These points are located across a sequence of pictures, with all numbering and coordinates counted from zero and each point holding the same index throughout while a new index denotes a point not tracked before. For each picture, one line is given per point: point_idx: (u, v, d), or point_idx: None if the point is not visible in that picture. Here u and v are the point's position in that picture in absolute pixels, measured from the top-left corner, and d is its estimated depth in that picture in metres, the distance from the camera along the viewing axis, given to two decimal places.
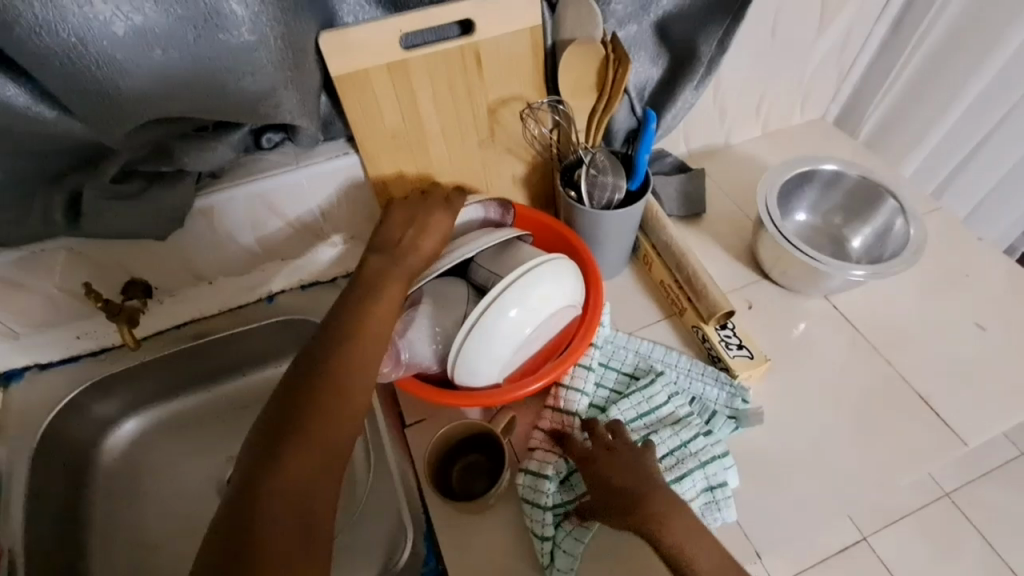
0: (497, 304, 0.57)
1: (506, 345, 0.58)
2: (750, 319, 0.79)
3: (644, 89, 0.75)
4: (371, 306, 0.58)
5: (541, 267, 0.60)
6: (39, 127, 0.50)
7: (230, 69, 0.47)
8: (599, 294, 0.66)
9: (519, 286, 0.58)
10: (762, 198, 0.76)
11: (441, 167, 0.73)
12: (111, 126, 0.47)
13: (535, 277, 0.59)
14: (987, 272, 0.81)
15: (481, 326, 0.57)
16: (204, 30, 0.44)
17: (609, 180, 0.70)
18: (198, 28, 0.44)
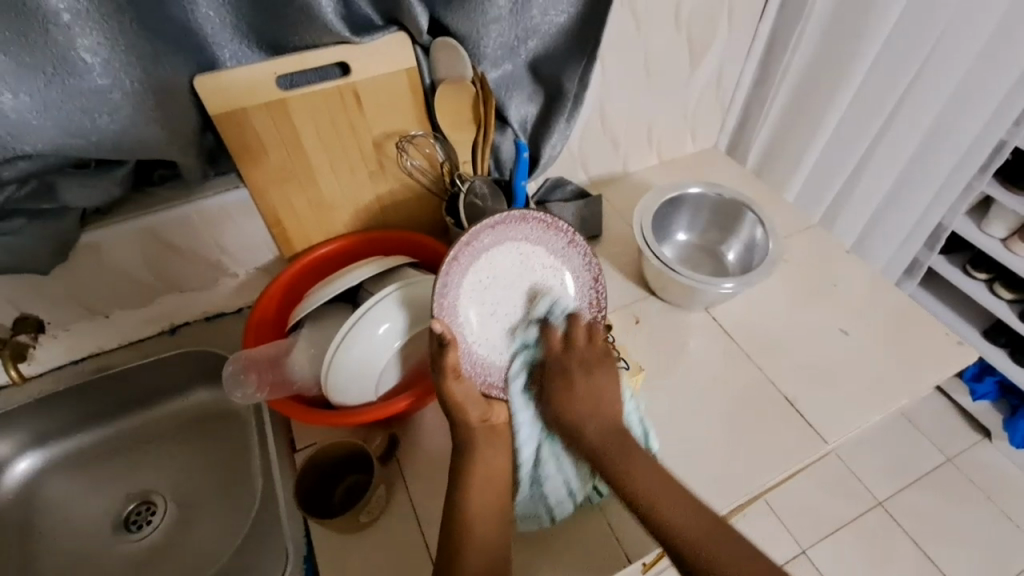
0: (363, 322, 0.63)
1: (377, 357, 0.64)
2: (637, 333, 0.83)
3: (525, 123, 0.80)
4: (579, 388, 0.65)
5: (411, 286, 0.67)
6: None
7: (85, 110, 0.55)
8: None
9: (383, 303, 0.64)
10: (638, 224, 0.82)
11: (333, 198, 0.77)
12: None
13: (402, 294, 0.65)
14: (852, 283, 0.89)
15: (348, 342, 0.62)
16: (54, 76, 0.52)
17: (490, 207, 0.77)
18: (47, 75, 0.52)
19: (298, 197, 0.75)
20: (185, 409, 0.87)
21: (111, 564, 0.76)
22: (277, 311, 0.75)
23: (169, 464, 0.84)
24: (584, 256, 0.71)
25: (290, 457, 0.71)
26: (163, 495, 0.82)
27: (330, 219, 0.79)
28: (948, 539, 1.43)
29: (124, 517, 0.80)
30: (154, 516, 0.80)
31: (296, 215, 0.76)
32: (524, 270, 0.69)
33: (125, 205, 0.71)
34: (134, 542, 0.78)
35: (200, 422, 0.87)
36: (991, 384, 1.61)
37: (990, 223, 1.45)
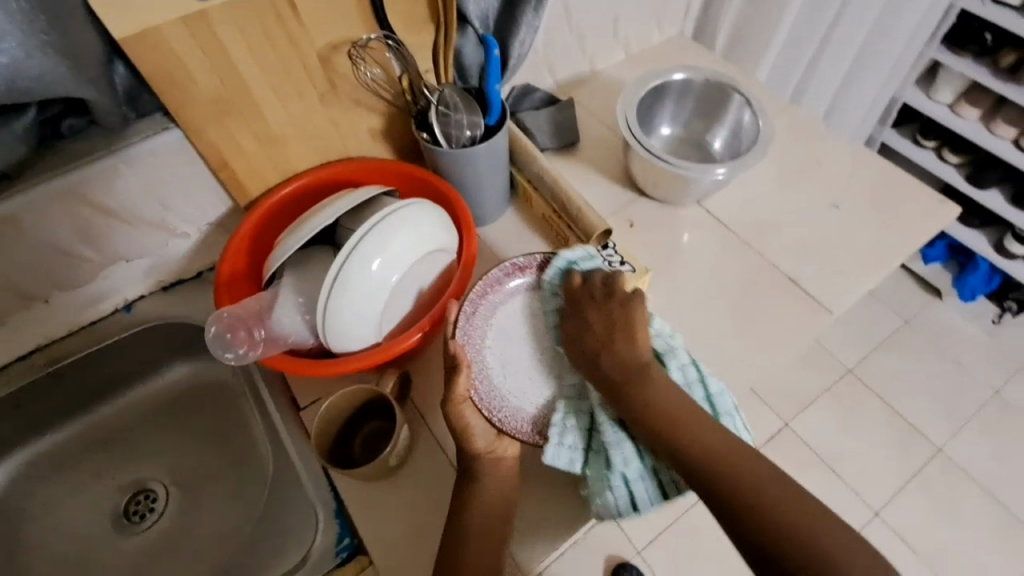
0: (357, 256, 0.56)
1: (375, 299, 0.58)
2: (632, 236, 0.80)
3: (486, 18, 0.71)
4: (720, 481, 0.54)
5: (402, 210, 0.59)
6: None
7: None
8: (469, 216, 0.67)
9: (375, 234, 0.57)
10: (623, 117, 0.76)
11: (283, 129, 0.67)
12: None
13: (393, 224, 0.58)
14: (836, 156, 0.88)
15: (343, 277, 0.56)
16: None
17: (464, 117, 0.68)
18: None
19: (243, 131, 0.65)
20: (163, 389, 0.81)
21: (121, 557, 0.72)
22: (247, 265, 0.67)
23: (162, 449, 0.78)
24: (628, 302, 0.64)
25: (297, 417, 0.66)
26: (160, 479, 0.76)
27: (284, 154, 0.69)
28: (913, 393, 1.56)
29: (124, 509, 0.75)
30: (156, 503, 0.75)
31: (244, 153, 0.66)
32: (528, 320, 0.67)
33: (36, 166, 0.60)
34: (141, 533, 0.73)
35: (185, 400, 0.80)
36: (941, 248, 1.72)
37: (938, 90, 1.49)
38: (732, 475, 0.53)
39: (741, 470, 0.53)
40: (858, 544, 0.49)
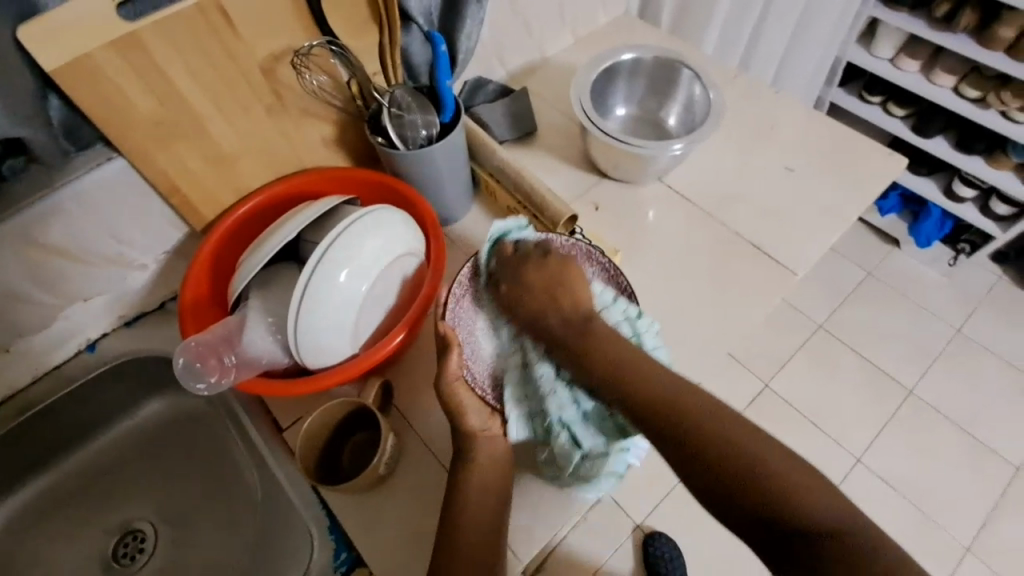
0: (323, 270, 0.55)
1: (347, 311, 0.57)
2: (598, 219, 0.81)
3: (430, 14, 0.70)
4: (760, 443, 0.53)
5: (366, 218, 0.58)
6: None
7: None
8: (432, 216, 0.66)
9: (339, 246, 0.56)
10: (577, 102, 0.76)
11: (233, 146, 0.65)
12: None
13: (357, 233, 0.57)
14: (786, 121, 0.90)
15: (311, 293, 0.55)
16: None
17: (418, 117, 0.67)
18: None
19: (191, 152, 0.63)
20: (138, 426, 0.78)
21: None
22: (211, 290, 0.66)
23: (146, 487, 0.76)
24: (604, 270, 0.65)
25: (280, 439, 0.65)
26: (147, 518, 0.75)
27: (237, 173, 0.67)
28: (881, 341, 1.62)
29: (113, 553, 0.73)
30: (146, 543, 0.73)
31: (194, 175, 0.64)
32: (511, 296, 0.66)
33: None
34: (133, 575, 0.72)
35: (163, 434, 0.78)
36: (895, 199, 1.79)
37: (878, 44, 1.54)
38: (696, 435, 0.54)
39: (711, 444, 0.53)
40: (824, 487, 0.51)
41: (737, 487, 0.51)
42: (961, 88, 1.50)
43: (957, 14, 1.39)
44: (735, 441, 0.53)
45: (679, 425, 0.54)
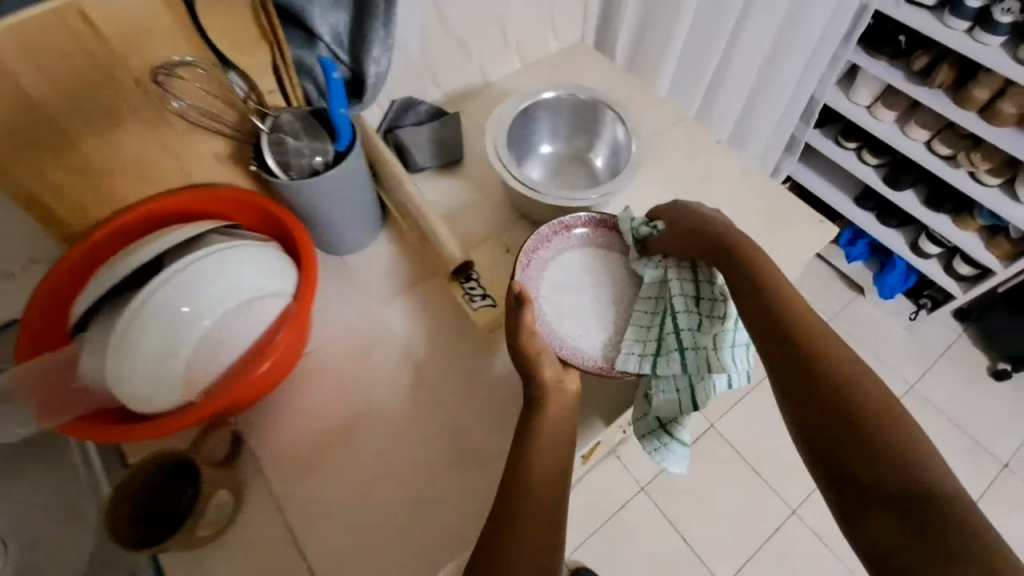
0: (148, 305, 0.52)
1: (177, 350, 0.53)
2: (510, 262, 0.78)
3: (339, 36, 0.66)
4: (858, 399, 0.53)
5: (212, 253, 0.55)
6: None
7: None
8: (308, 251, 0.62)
9: (171, 280, 0.53)
10: (491, 141, 0.72)
11: (105, 162, 0.61)
12: None
13: (195, 265, 0.54)
14: (723, 174, 0.87)
15: (130, 330, 0.51)
16: None
17: (304, 144, 0.63)
18: None
19: (55, 165, 0.58)
20: None
21: None
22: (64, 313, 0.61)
23: None
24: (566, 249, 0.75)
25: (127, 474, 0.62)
26: None
27: (112, 188, 0.63)
28: None
29: None
30: None
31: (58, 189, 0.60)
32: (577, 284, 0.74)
33: None
34: None
35: None
36: (863, 246, 1.76)
37: (858, 91, 1.48)
38: (889, 406, 0.53)
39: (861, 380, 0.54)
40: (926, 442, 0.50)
41: (844, 409, 0.53)
42: (933, 143, 1.44)
43: (934, 69, 1.32)
44: (862, 400, 0.53)
45: (827, 358, 0.56)
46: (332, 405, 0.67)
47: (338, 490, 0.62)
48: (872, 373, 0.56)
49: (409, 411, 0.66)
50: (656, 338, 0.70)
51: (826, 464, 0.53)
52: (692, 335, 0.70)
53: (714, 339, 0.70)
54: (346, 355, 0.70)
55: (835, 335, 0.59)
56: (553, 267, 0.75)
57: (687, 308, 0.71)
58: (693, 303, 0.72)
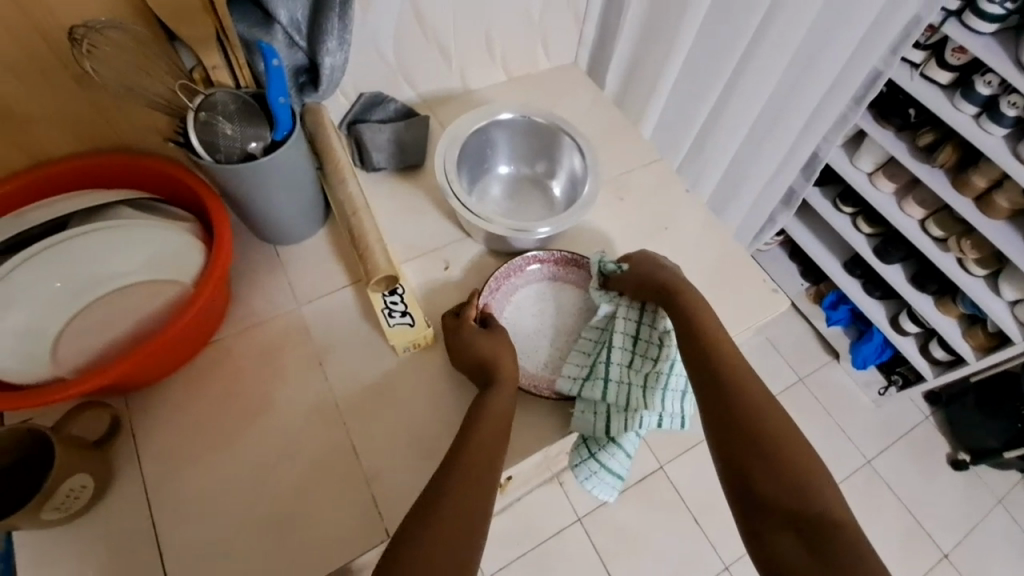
0: (23, 266, 0.54)
1: (40, 319, 0.56)
2: (446, 280, 0.75)
3: (297, 22, 0.63)
4: (777, 442, 0.52)
5: (87, 236, 0.57)
6: None
7: None
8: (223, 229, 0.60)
9: (49, 256, 0.55)
10: (441, 155, 0.70)
11: (29, 114, 0.59)
12: None
13: (72, 243, 0.56)
14: (686, 224, 0.84)
15: (9, 279, 0.54)
16: None
17: (243, 130, 0.60)
18: None
19: None
20: None
21: None
22: None
23: None
24: (537, 272, 0.74)
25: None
26: None
27: (35, 139, 0.61)
28: None
29: None
30: None
31: None
32: (543, 309, 0.74)
33: None
34: None
35: None
36: (844, 312, 1.72)
37: (860, 157, 1.44)
38: (797, 444, 0.52)
39: (776, 423, 0.54)
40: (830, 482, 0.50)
41: (765, 447, 0.52)
42: (927, 224, 1.40)
43: (937, 148, 1.28)
44: (772, 442, 0.52)
45: (759, 409, 0.54)
46: (228, 402, 0.63)
47: (230, 496, 0.59)
48: (787, 413, 0.55)
49: (308, 420, 0.63)
50: (590, 364, 0.68)
51: (752, 522, 0.50)
52: (623, 368, 0.67)
53: (648, 372, 0.66)
54: (255, 350, 0.67)
55: (752, 370, 0.58)
56: (524, 294, 0.74)
57: (629, 338, 0.68)
58: (632, 333, 0.68)
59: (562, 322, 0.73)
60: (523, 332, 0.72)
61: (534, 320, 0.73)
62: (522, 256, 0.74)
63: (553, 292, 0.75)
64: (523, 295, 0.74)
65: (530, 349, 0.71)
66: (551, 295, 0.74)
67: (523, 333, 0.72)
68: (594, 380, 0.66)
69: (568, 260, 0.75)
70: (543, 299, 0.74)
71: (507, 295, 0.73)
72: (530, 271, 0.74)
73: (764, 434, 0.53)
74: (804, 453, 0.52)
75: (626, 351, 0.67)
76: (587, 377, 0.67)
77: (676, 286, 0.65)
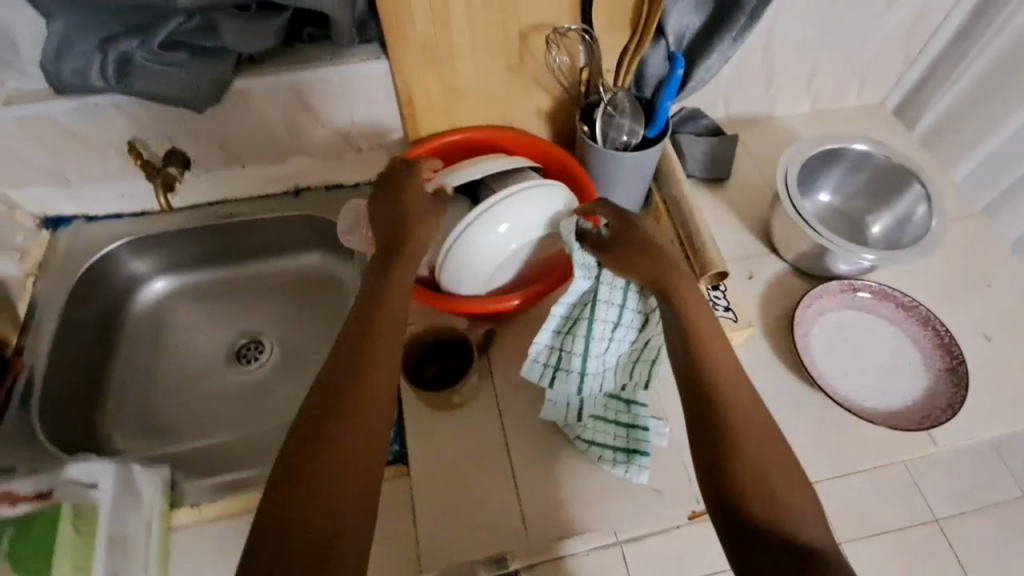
0: (490, 213, 0.62)
1: (494, 255, 0.64)
2: (748, 288, 0.79)
3: (682, 36, 0.73)
4: (735, 459, 0.49)
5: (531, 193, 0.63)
6: None
7: None
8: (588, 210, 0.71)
9: (512, 202, 0.63)
10: (782, 171, 0.74)
11: (467, 87, 0.74)
12: None
13: (524, 196, 0.63)
14: (1010, 286, 0.78)
15: (473, 231, 0.62)
16: None
17: (626, 123, 0.71)
18: None
19: (436, 78, 0.73)
20: (295, 270, 0.94)
21: (220, 384, 0.86)
22: None
23: (273, 312, 0.92)
24: (856, 303, 0.75)
25: None
26: (270, 339, 0.90)
27: (458, 107, 0.77)
28: None
29: (236, 350, 0.89)
30: (260, 355, 0.89)
31: (429, 97, 0.75)
32: (860, 338, 0.74)
33: (274, 58, 0.72)
34: (240, 372, 0.87)
35: (310, 284, 0.93)
36: None
37: None
38: (759, 466, 0.49)
39: (770, 452, 0.50)
40: (771, 505, 0.47)
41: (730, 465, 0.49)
42: None
43: None
44: (766, 469, 0.49)
45: (745, 425, 0.51)
46: None
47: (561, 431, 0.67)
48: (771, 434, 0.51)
49: None
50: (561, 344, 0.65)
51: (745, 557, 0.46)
52: (610, 352, 0.65)
53: (635, 363, 0.64)
54: None
55: (720, 381, 0.54)
56: (835, 317, 0.75)
57: (623, 322, 0.63)
58: (638, 324, 0.64)
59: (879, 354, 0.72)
60: (840, 357, 0.72)
61: (849, 346, 0.73)
62: (836, 281, 0.76)
63: (871, 324, 0.74)
64: (837, 319, 0.75)
65: (843, 375, 0.71)
66: (867, 326, 0.74)
67: (835, 356, 0.72)
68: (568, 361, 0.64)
69: (892, 296, 0.75)
70: (857, 326, 0.74)
71: (820, 317, 0.75)
72: (848, 297, 0.75)
73: (742, 458, 0.49)
74: (796, 488, 0.48)
75: (585, 331, 0.63)
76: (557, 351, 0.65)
77: (670, 277, 0.59)
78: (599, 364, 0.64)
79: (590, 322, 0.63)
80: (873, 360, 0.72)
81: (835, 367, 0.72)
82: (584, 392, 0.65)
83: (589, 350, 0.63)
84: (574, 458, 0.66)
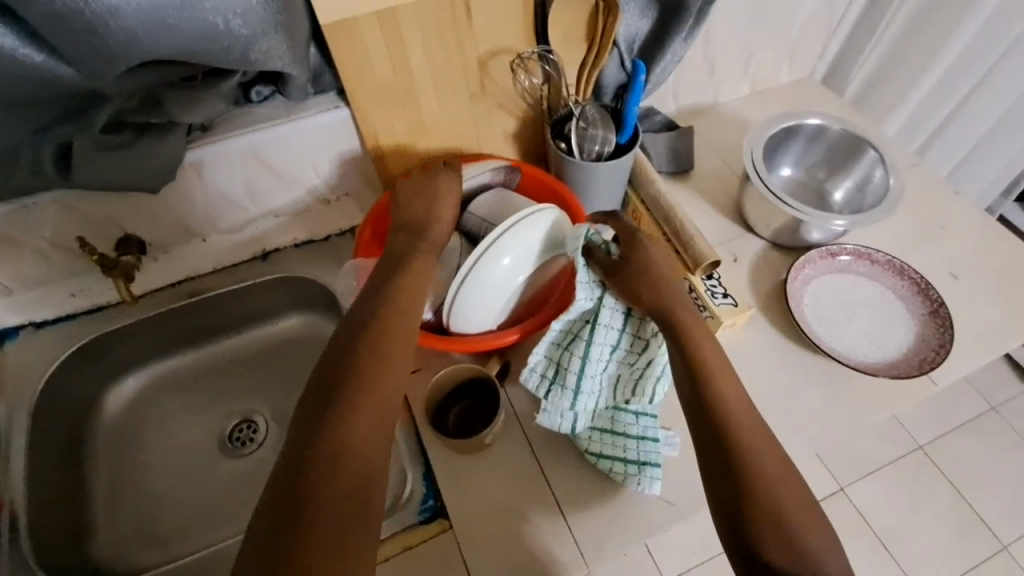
0: (490, 254, 0.61)
1: (502, 289, 0.63)
2: (736, 270, 0.81)
3: (633, 42, 0.75)
4: (737, 485, 0.49)
5: (524, 221, 0.62)
6: (38, 77, 0.51)
7: (217, 33, 0.51)
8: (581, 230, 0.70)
9: (507, 237, 0.61)
10: (747, 152, 0.78)
11: (433, 122, 0.73)
12: (111, 67, 0.50)
13: (521, 227, 0.62)
14: (961, 224, 0.85)
15: (475, 275, 0.61)
16: None
17: (599, 133, 0.72)
18: None
19: (400, 118, 0.71)
20: (277, 335, 0.89)
21: (220, 473, 0.80)
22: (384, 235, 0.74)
23: (261, 386, 0.87)
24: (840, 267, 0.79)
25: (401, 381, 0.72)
26: (263, 415, 0.85)
27: (427, 142, 0.75)
28: None
29: (229, 433, 0.83)
30: (256, 434, 0.83)
31: (396, 137, 0.73)
32: (850, 297, 0.78)
33: (225, 123, 0.68)
34: (238, 457, 0.81)
35: (295, 347, 0.88)
36: None
37: None
38: (765, 489, 0.48)
39: (776, 475, 0.49)
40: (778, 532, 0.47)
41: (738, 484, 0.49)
42: None
43: None
44: (772, 487, 0.49)
45: (748, 446, 0.51)
46: None
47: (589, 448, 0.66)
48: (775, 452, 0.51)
49: None
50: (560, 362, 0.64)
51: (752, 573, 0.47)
52: (603, 370, 0.64)
53: (628, 380, 0.64)
54: None
55: (722, 403, 0.53)
56: (822, 282, 0.79)
57: (620, 346, 0.64)
58: (638, 349, 0.63)
59: (867, 312, 0.76)
60: (838, 320, 0.76)
61: (841, 308, 0.77)
62: (817, 249, 0.80)
63: (856, 284, 0.78)
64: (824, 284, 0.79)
65: (839, 338, 0.75)
66: (853, 287, 0.78)
67: (828, 320, 0.76)
68: (563, 379, 0.64)
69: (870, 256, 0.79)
70: (843, 288, 0.78)
71: (810, 283, 0.78)
72: (830, 262, 0.79)
73: (743, 477, 0.49)
74: (802, 508, 0.48)
75: (583, 349, 0.63)
76: (554, 367, 0.64)
77: (662, 286, 0.60)
78: (595, 377, 0.64)
79: (588, 343, 0.62)
80: (863, 318, 0.76)
81: (828, 330, 0.76)
82: (578, 410, 0.64)
83: (586, 368, 0.63)
84: (596, 481, 0.65)
